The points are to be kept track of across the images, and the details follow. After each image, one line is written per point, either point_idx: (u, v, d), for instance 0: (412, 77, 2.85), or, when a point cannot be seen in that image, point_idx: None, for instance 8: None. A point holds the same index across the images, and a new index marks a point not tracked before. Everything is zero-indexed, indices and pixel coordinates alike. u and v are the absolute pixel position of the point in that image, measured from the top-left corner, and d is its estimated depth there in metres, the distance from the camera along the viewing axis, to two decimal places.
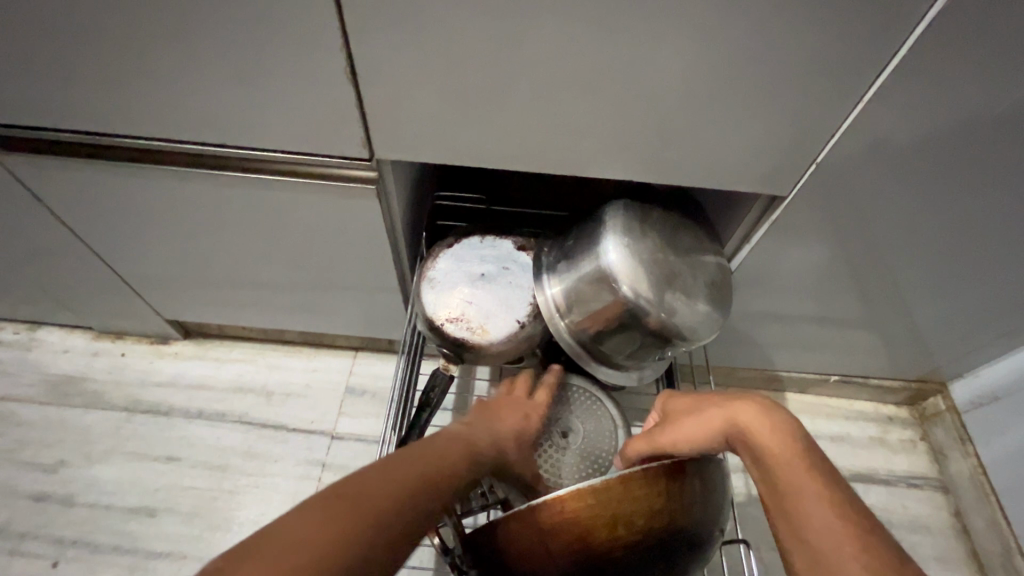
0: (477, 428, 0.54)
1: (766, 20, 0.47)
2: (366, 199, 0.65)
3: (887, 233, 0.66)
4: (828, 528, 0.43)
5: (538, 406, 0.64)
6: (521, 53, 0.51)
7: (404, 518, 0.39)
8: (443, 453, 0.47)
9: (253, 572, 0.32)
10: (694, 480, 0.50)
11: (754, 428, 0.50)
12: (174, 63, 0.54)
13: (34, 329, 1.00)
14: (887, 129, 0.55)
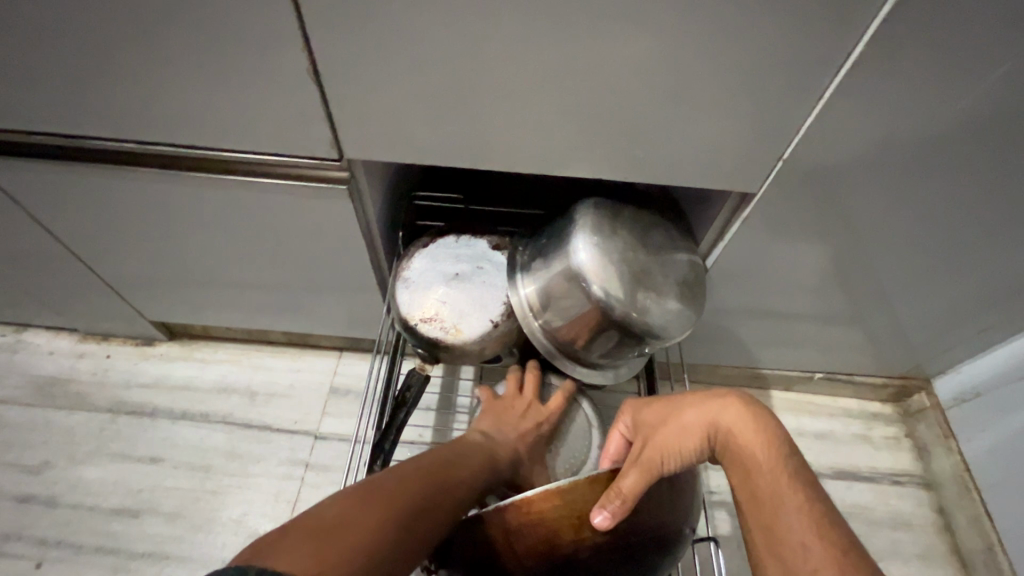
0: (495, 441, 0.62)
1: (724, 17, 0.47)
2: (338, 199, 0.66)
3: (860, 229, 0.67)
4: (802, 541, 0.42)
5: (547, 412, 0.68)
6: (484, 52, 0.51)
7: (425, 509, 0.44)
8: (456, 469, 0.52)
9: (341, 547, 0.36)
10: (661, 482, 0.50)
11: (735, 431, 0.50)
12: (139, 65, 0.54)
13: (20, 331, 1.01)
14: (852, 125, 0.55)
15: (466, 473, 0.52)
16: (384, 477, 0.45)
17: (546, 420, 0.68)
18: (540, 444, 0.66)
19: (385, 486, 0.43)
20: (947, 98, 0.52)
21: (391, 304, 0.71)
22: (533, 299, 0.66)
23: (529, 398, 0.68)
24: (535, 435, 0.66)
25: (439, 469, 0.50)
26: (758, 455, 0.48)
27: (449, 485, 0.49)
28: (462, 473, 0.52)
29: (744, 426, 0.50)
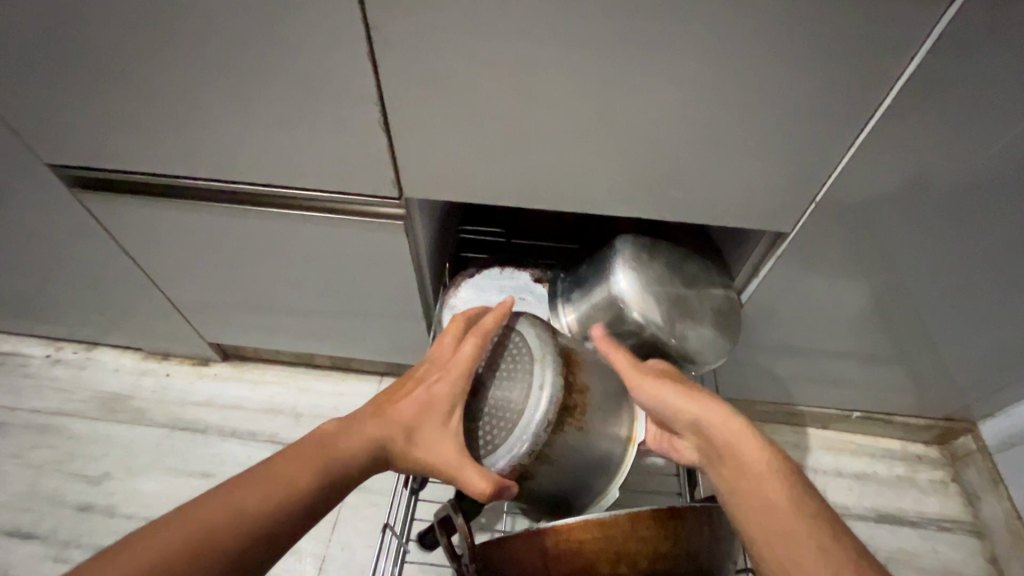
0: (355, 426, 0.52)
1: (761, 74, 0.51)
2: (394, 233, 0.71)
3: (897, 268, 0.68)
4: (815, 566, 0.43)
5: (452, 367, 0.53)
6: (537, 102, 0.56)
7: (208, 547, 0.41)
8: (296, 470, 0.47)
9: None
10: (705, 523, 0.49)
11: (736, 441, 0.50)
12: (230, 115, 0.61)
13: (90, 349, 1.09)
14: (884, 169, 0.58)
15: (308, 471, 0.48)
16: (168, 521, 0.42)
17: (445, 373, 0.53)
18: (440, 408, 0.52)
19: (167, 536, 0.41)
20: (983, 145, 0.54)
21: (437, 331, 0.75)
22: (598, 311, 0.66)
23: (437, 355, 0.56)
24: (429, 401, 0.53)
25: (267, 477, 0.46)
26: (769, 481, 0.48)
27: (268, 489, 0.45)
28: (300, 474, 0.47)
29: (748, 440, 0.50)
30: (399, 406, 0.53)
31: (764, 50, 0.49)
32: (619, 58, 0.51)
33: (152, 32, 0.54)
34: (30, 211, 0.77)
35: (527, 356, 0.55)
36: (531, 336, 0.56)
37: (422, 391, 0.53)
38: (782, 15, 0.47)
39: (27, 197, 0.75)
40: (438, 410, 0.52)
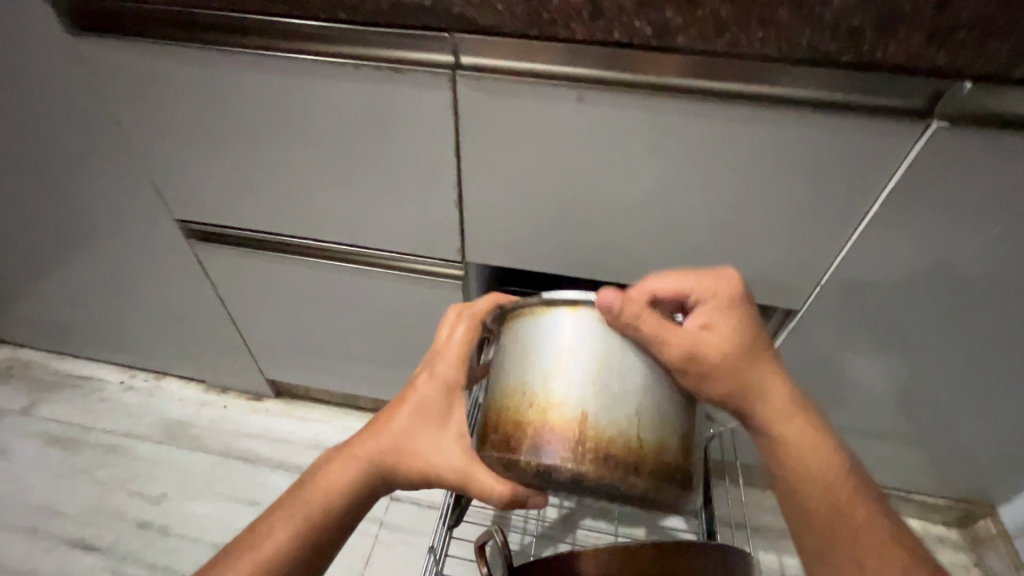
0: (342, 458, 0.55)
1: (784, 187, 0.58)
2: (453, 291, 0.82)
3: (905, 352, 0.74)
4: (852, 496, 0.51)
5: (443, 373, 0.56)
6: (585, 197, 0.64)
7: None
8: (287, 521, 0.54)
9: None
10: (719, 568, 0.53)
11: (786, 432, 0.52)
12: (325, 190, 0.71)
13: (158, 378, 1.20)
14: (895, 270, 0.64)
15: (289, 535, 0.53)
16: None
17: (434, 381, 0.56)
18: (433, 414, 0.55)
19: None
20: (979, 261, 0.60)
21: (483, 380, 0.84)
22: (587, 334, 0.49)
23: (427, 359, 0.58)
24: (421, 410, 0.55)
25: (255, 545, 0.53)
26: (799, 439, 0.52)
27: (260, 554, 0.52)
28: (282, 539, 0.53)
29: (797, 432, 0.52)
30: (391, 423, 0.55)
31: (789, 170, 0.57)
32: (661, 168, 0.59)
33: (269, 126, 0.65)
34: (143, 257, 0.91)
35: (593, 484, 0.48)
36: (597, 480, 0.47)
37: (411, 402, 0.55)
38: (806, 142, 0.54)
39: (142, 247, 0.89)
40: (432, 416, 0.55)
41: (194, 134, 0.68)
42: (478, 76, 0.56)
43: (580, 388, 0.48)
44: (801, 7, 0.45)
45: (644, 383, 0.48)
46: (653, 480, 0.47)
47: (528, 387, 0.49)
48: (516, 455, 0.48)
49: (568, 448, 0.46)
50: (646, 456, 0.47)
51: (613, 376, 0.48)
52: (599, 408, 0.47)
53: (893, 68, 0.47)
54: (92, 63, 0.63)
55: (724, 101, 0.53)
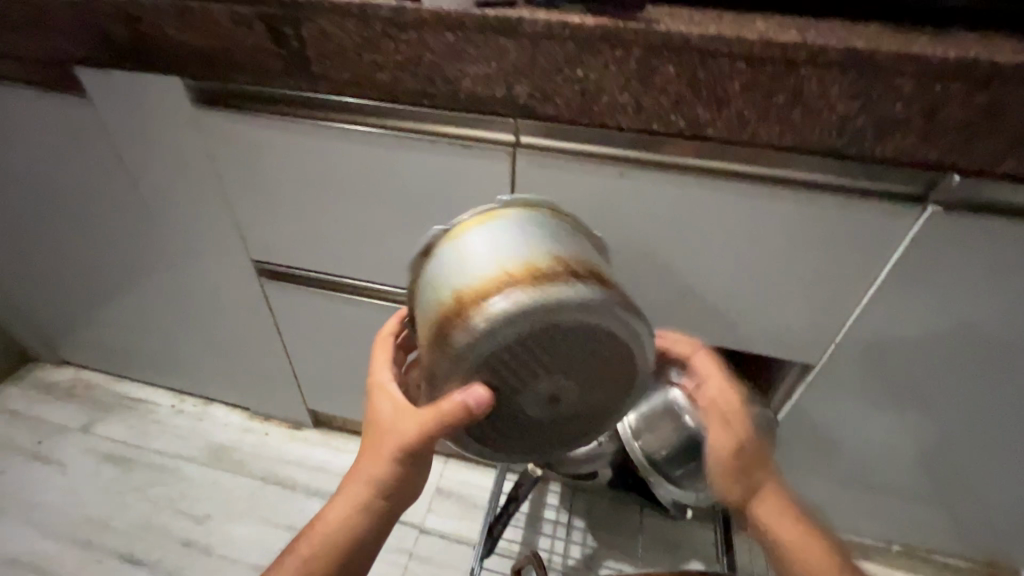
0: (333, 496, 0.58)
1: (801, 255, 0.65)
2: None
3: (922, 412, 0.78)
4: None
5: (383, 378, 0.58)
6: (622, 256, 0.72)
7: None
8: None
9: None
10: None
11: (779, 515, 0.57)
12: (387, 240, 0.81)
13: (206, 404, 1.28)
14: (908, 334, 0.69)
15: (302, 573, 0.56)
16: None
17: (376, 389, 0.58)
18: (385, 413, 0.55)
19: None
20: (984, 330, 0.66)
21: None
22: (446, 249, 0.52)
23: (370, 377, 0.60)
24: (375, 418, 0.56)
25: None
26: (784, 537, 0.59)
27: None
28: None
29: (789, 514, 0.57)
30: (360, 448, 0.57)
31: (804, 241, 0.64)
32: (691, 235, 0.67)
33: (347, 184, 0.75)
34: (213, 292, 1.01)
35: (512, 337, 0.46)
36: (499, 327, 0.45)
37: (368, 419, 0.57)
38: (820, 218, 0.62)
39: (215, 283, 0.99)
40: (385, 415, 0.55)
41: (279, 187, 0.79)
42: (534, 152, 0.65)
43: (451, 283, 0.50)
44: (811, 111, 0.53)
45: (496, 243, 0.50)
46: (536, 288, 0.45)
47: (425, 322, 0.51)
48: (437, 367, 0.49)
49: (460, 321, 0.47)
50: (523, 277, 0.46)
51: (468, 255, 0.50)
52: (471, 281, 0.48)
53: (894, 160, 0.55)
54: (205, 128, 0.75)
55: (748, 181, 0.61)
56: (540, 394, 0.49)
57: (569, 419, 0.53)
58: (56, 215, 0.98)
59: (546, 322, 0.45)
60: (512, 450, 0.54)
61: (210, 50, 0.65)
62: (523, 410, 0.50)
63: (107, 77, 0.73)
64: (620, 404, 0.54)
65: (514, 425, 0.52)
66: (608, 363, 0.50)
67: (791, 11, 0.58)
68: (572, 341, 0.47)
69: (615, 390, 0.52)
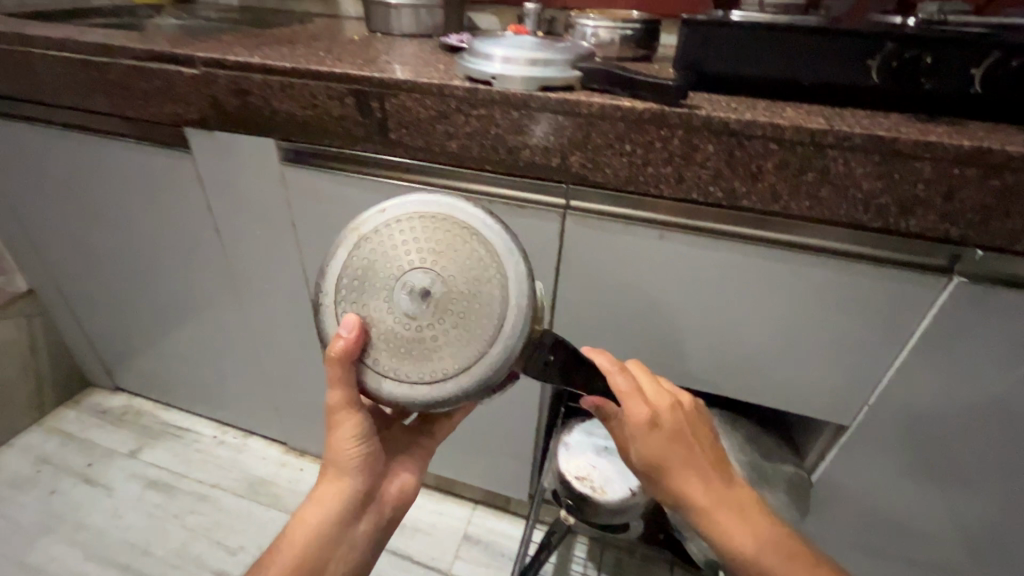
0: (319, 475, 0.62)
1: (833, 317, 0.69)
2: (531, 382, 0.93)
3: (962, 485, 0.77)
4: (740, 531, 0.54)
5: None
6: (658, 312, 0.77)
7: None
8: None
9: None
10: None
11: (729, 538, 0.53)
12: None
13: (246, 436, 1.34)
14: (945, 403, 0.71)
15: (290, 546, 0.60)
16: None
17: None
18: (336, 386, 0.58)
19: None
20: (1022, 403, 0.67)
21: (552, 465, 0.92)
22: None
23: None
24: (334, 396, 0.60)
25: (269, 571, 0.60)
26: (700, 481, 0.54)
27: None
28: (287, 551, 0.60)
29: (738, 536, 0.53)
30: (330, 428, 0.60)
31: (836, 305, 0.68)
32: (725, 295, 0.72)
33: None
34: (269, 329, 1.08)
35: (350, 261, 0.49)
36: (331, 266, 0.49)
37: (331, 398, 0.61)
38: (850, 285, 0.66)
39: (272, 320, 1.06)
40: None
41: None
42: (582, 215, 0.72)
43: None
44: (839, 188, 0.59)
45: None
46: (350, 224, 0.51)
47: None
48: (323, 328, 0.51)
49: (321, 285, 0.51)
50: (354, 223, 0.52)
51: None
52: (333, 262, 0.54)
53: (918, 233, 0.60)
54: (289, 182, 0.85)
55: (780, 248, 0.66)
56: (395, 291, 0.47)
57: (456, 305, 0.46)
58: (138, 253, 1.09)
59: (359, 237, 0.49)
60: (434, 368, 0.47)
61: (305, 118, 0.75)
62: (400, 319, 0.47)
63: (210, 137, 0.84)
64: (495, 270, 0.47)
65: (407, 336, 0.47)
66: (437, 232, 0.48)
67: (818, 101, 0.65)
68: (396, 234, 0.48)
69: (470, 255, 0.47)
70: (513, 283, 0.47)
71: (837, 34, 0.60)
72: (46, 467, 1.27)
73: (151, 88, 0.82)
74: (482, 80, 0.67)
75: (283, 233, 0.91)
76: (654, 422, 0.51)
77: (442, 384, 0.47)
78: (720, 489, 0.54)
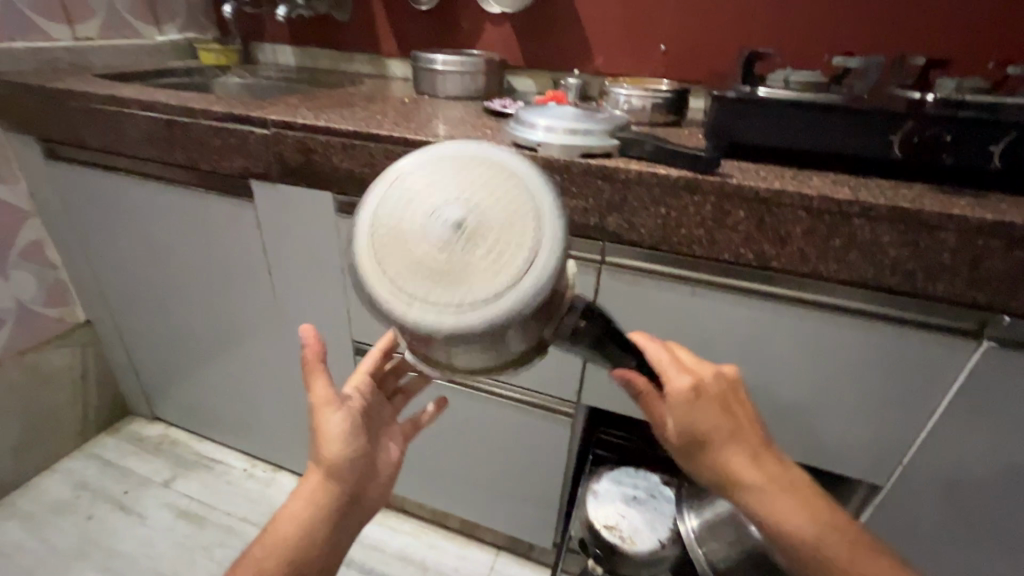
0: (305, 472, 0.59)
1: (864, 376, 0.71)
2: (560, 428, 0.94)
3: (1006, 555, 0.75)
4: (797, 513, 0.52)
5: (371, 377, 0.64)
6: None
7: None
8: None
9: None
10: None
11: (783, 525, 0.52)
12: None
13: (275, 471, 1.37)
14: (982, 467, 0.70)
15: (268, 545, 0.56)
16: None
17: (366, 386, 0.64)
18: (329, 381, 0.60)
19: None
20: None
21: (580, 513, 0.92)
22: None
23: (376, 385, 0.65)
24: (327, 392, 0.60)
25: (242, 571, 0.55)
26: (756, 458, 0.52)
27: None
28: (265, 548, 0.56)
29: (790, 520, 0.52)
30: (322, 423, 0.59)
31: (866, 364, 0.70)
32: (756, 350, 0.74)
33: None
34: None
35: (375, 206, 0.37)
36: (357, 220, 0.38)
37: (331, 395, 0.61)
38: (880, 345, 0.68)
39: None
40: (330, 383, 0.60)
41: None
42: (617, 269, 0.76)
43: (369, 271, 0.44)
44: (866, 253, 0.62)
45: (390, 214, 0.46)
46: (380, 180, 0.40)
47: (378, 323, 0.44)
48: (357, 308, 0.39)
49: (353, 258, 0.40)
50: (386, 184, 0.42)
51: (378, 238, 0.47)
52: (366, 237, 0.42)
53: (947, 299, 0.62)
54: (341, 231, 0.91)
55: (810, 307, 0.69)
56: (423, 230, 0.35)
57: (495, 244, 0.34)
58: (191, 289, 1.16)
59: (387, 181, 0.38)
60: (456, 313, 0.34)
61: (363, 174, 0.82)
62: (428, 264, 0.34)
63: (273, 188, 0.92)
64: (534, 208, 0.36)
65: (427, 271, 0.34)
66: (475, 169, 0.37)
67: (843, 170, 0.69)
68: (431, 173, 0.37)
69: (510, 184, 0.36)
70: (555, 220, 0.36)
71: (860, 112, 0.64)
72: (84, 492, 1.32)
73: (225, 144, 0.91)
74: (528, 147, 0.74)
75: (331, 275, 0.97)
76: (693, 390, 0.52)
77: (465, 335, 0.34)
78: (773, 468, 0.52)
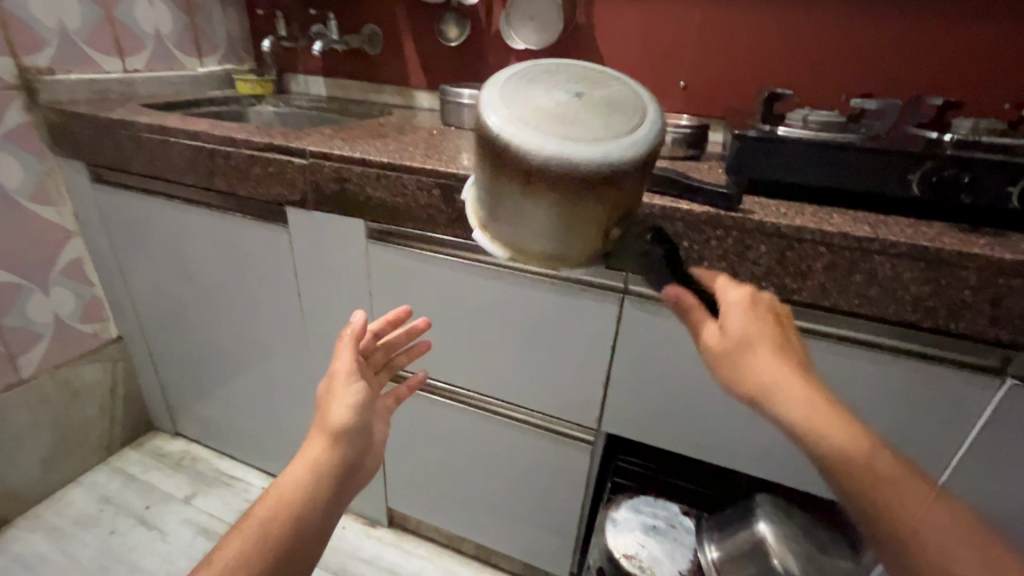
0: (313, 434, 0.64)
1: (887, 409, 0.71)
2: (580, 454, 0.95)
3: None
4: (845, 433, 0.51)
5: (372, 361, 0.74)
6: (710, 394, 0.80)
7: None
8: (245, 563, 0.53)
9: None
10: None
11: (829, 433, 0.51)
12: (498, 358, 0.93)
13: None
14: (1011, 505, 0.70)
15: (275, 496, 0.58)
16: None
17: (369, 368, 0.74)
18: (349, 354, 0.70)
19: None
20: None
21: (599, 541, 0.92)
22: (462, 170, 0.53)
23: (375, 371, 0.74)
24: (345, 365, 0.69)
25: (250, 518, 0.57)
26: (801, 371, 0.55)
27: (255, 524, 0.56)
28: (272, 499, 0.58)
29: (837, 429, 0.51)
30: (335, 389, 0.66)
31: (888, 397, 0.70)
32: None
33: (473, 310, 0.91)
34: None
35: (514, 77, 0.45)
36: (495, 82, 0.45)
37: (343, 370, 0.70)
38: (903, 379, 0.69)
39: None
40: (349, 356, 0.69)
41: (416, 305, 0.95)
42: (640, 299, 0.78)
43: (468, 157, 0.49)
44: (887, 289, 0.64)
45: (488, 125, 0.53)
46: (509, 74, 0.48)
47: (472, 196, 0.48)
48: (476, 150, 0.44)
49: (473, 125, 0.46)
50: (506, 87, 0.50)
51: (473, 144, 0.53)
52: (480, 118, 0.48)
53: (970, 335, 0.63)
54: (370, 256, 0.95)
55: (831, 340, 0.70)
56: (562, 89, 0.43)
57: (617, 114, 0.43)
58: (221, 309, 1.20)
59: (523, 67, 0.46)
60: (566, 137, 0.40)
61: (394, 203, 0.86)
62: (566, 110, 0.42)
63: (306, 215, 0.96)
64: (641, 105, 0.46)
65: (550, 110, 0.42)
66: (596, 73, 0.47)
67: (863, 207, 0.71)
68: (560, 69, 0.46)
69: (615, 88, 0.46)
70: (651, 113, 0.44)
71: (878, 152, 0.66)
72: (107, 506, 1.34)
73: (264, 172, 0.95)
74: None
75: (358, 298, 1.01)
76: (750, 302, 0.59)
77: (572, 152, 0.39)
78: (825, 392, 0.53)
